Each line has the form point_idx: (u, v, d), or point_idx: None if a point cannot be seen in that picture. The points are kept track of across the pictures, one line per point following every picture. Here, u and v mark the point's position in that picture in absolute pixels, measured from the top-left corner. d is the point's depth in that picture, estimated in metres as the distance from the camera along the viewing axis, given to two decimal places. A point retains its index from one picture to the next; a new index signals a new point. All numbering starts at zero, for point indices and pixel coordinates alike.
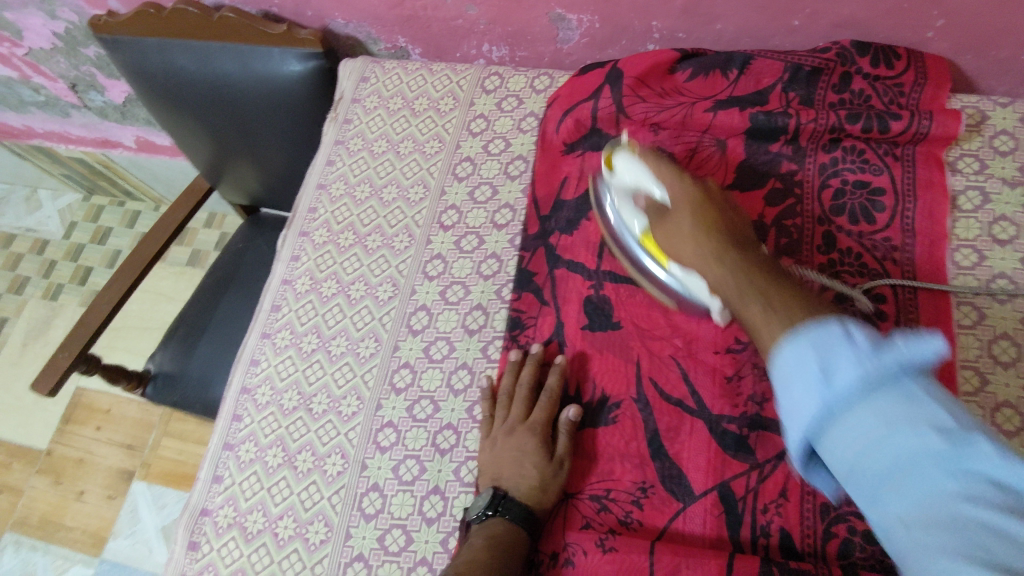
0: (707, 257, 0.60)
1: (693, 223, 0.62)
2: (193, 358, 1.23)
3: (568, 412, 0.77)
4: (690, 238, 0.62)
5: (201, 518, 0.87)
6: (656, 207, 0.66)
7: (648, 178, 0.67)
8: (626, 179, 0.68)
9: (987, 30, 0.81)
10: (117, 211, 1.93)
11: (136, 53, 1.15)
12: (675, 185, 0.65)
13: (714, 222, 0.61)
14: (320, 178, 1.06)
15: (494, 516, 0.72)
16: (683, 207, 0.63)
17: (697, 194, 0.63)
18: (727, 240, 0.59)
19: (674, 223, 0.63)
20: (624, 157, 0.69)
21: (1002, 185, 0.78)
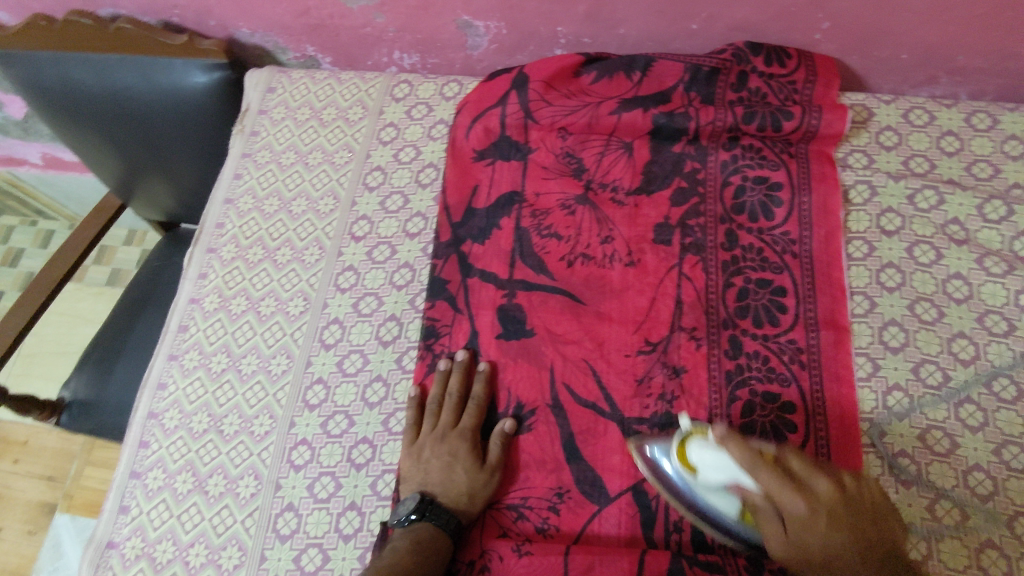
0: (801, 515, 0.55)
1: (824, 530, 0.55)
2: (108, 384, 1.17)
3: (504, 425, 0.76)
4: (810, 539, 0.55)
5: (107, 551, 0.83)
6: (754, 501, 0.59)
7: (738, 471, 0.60)
8: (712, 476, 0.62)
9: (870, 31, 0.84)
10: (28, 231, 1.82)
11: (28, 67, 1.08)
12: (760, 473, 0.57)
13: (841, 513, 0.55)
14: (227, 193, 1.04)
15: (421, 521, 0.71)
16: (811, 532, 0.55)
17: (821, 502, 0.55)
18: (849, 531, 0.54)
19: (793, 530, 0.56)
20: (705, 449, 0.62)
21: (887, 179, 0.83)
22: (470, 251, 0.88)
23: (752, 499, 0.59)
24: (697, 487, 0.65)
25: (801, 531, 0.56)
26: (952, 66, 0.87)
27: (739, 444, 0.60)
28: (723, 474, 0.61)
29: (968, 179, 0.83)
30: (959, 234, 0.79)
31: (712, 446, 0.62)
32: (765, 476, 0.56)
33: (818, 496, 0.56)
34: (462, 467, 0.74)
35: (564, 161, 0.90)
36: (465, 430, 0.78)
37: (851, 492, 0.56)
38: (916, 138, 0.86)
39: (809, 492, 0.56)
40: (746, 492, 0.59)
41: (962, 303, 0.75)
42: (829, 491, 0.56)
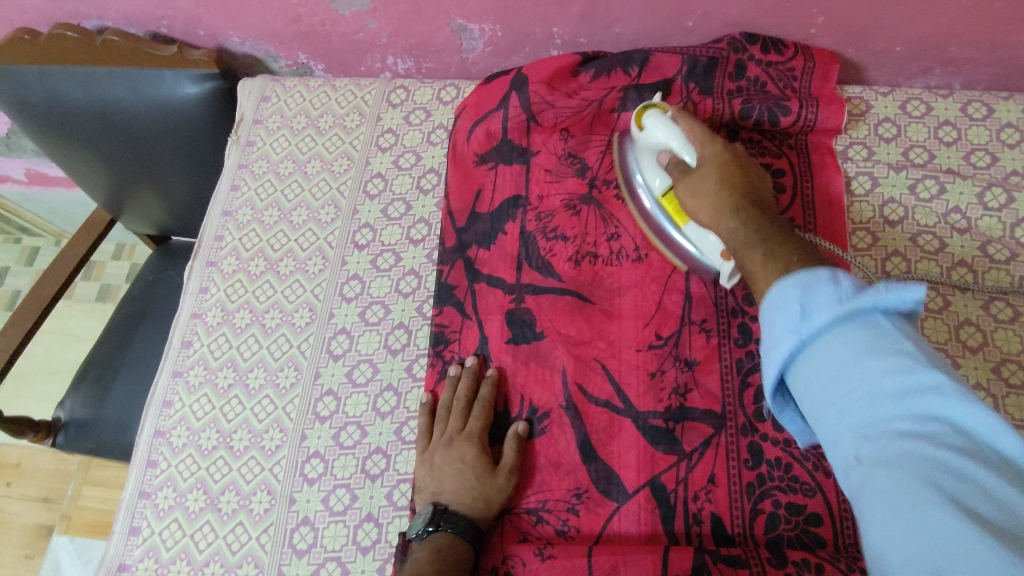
0: (720, 214, 0.65)
1: (717, 185, 0.67)
2: (107, 402, 1.15)
3: (516, 426, 0.76)
4: (708, 179, 0.68)
5: (118, 575, 0.81)
6: (681, 165, 0.72)
7: (678, 137, 0.72)
8: (655, 134, 0.73)
9: (866, 24, 0.85)
10: (12, 248, 1.80)
11: (13, 82, 1.06)
12: (705, 151, 0.70)
13: (732, 173, 0.67)
14: (224, 205, 1.02)
15: (438, 531, 0.70)
16: (704, 170, 0.68)
17: (719, 203, 0.66)
18: (731, 180, 0.67)
19: (698, 184, 0.69)
20: (654, 117, 0.74)
21: (889, 170, 0.83)
22: (475, 257, 0.87)
23: (690, 164, 0.70)
24: (645, 147, 0.77)
25: (714, 153, 0.69)
26: (946, 57, 0.88)
27: (686, 127, 0.72)
28: (665, 134, 0.72)
29: (967, 168, 0.83)
30: (960, 223, 0.80)
31: (667, 116, 0.73)
32: (694, 130, 0.71)
33: (728, 152, 0.69)
34: (476, 471, 0.73)
35: (568, 162, 0.90)
36: (478, 433, 0.77)
37: (745, 167, 0.68)
38: (914, 129, 0.86)
39: (709, 168, 0.69)
40: (689, 156, 0.71)
41: (967, 291, 0.76)
42: (719, 153, 0.69)
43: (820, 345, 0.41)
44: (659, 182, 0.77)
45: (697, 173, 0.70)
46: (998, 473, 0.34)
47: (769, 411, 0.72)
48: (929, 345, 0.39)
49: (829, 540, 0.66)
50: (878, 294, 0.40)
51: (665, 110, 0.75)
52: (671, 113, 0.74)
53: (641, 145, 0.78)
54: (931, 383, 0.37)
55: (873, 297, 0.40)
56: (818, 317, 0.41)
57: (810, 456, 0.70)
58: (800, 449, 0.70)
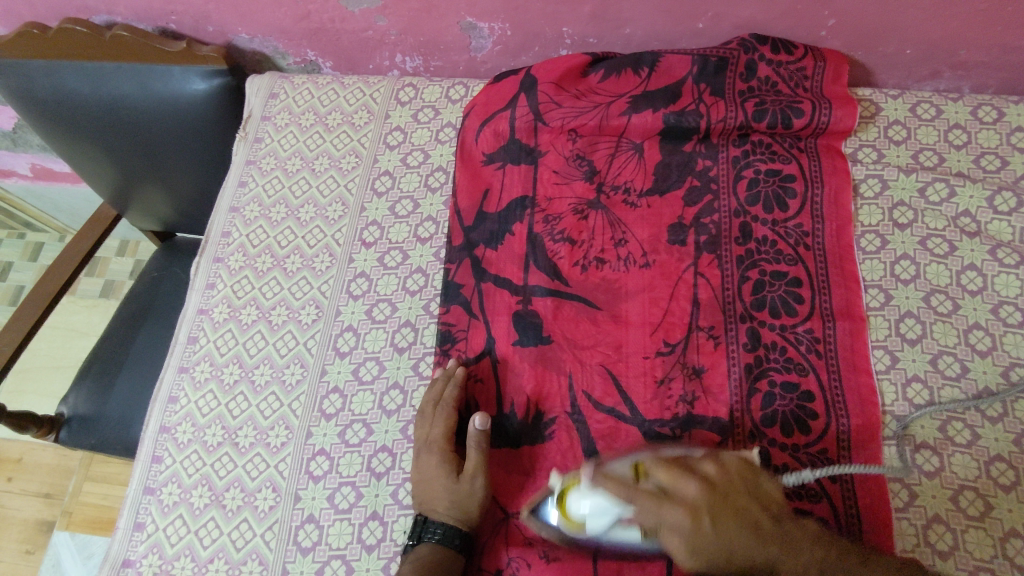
0: (703, 544, 0.58)
1: (703, 530, 0.57)
2: (110, 397, 1.14)
3: (477, 423, 0.74)
4: (704, 534, 0.57)
5: (122, 570, 0.81)
6: (645, 525, 0.60)
7: (620, 506, 0.60)
8: (597, 523, 0.62)
9: (877, 26, 0.85)
10: (16, 243, 1.80)
11: (20, 76, 1.06)
12: (675, 485, 0.59)
13: (725, 519, 0.58)
14: (232, 201, 1.02)
15: (421, 541, 0.71)
16: (682, 512, 0.57)
17: (693, 509, 0.58)
18: (730, 516, 0.58)
19: (682, 538, 0.58)
20: (585, 497, 0.62)
21: (899, 172, 0.83)
22: (483, 256, 0.87)
23: (636, 528, 0.61)
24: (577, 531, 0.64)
25: (697, 539, 0.58)
26: (956, 60, 0.87)
27: (620, 498, 0.60)
28: (606, 518, 0.62)
29: (976, 171, 0.83)
30: (970, 226, 0.80)
31: (590, 493, 0.62)
32: (642, 502, 0.58)
33: (692, 482, 0.59)
34: (445, 476, 0.73)
35: (575, 164, 0.89)
36: (448, 437, 0.76)
37: (722, 487, 0.60)
38: (924, 132, 0.86)
39: (679, 500, 0.58)
40: (629, 524, 0.61)
41: (977, 295, 0.76)
42: (699, 495, 0.58)
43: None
44: (607, 518, 0.62)
45: (667, 538, 0.58)
46: None
47: (777, 417, 0.72)
48: None
49: None
50: None
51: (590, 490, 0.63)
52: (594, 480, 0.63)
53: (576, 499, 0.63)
54: None
55: None
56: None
57: (817, 462, 0.69)
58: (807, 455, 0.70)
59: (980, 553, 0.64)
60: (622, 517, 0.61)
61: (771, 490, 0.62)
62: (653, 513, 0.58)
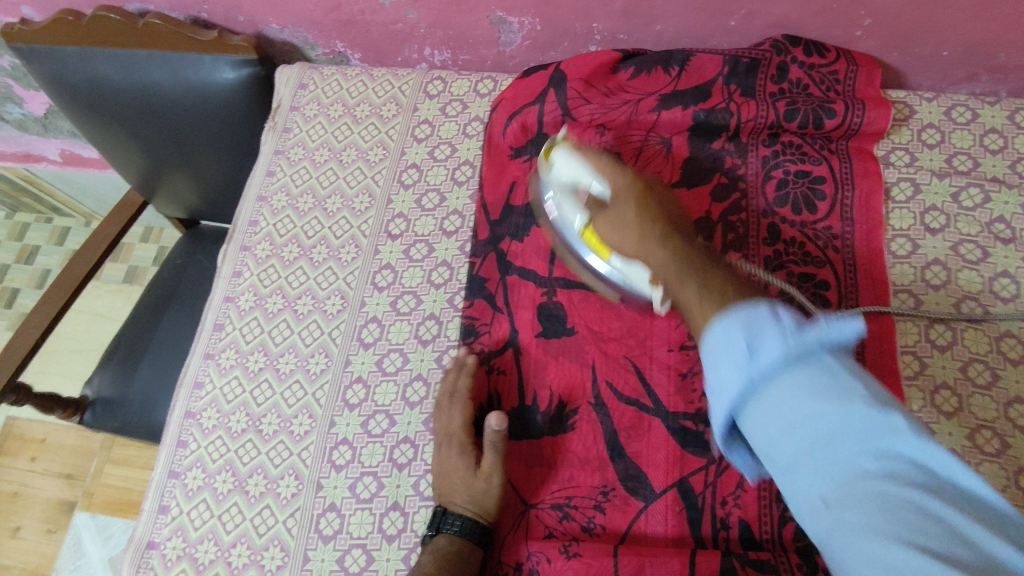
0: (639, 239, 0.68)
1: (636, 237, 0.68)
2: (133, 382, 1.16)
3: (492, 423, 0.72)
4: (625, 216, 0.70)
5: (147, 552, 0.82)
6: (596, 204, 0.73)
7: (587, 173, 0.74)
8: (564, 168, 0.76)
9: (914, 28, 0.83)
10: (44, 228, 1.83)
11: (55, 62, 1.07)
12: (615, 178, 0.72)
13: (668, 233, 0.66)
14: (259, 190, 1.03)
15: (440, 534, 0.70)
16: (624, 206, 0.70)
17: (630, 203, 0.70)
18: (657, 230, 0.66)
19: (618, 216, 0.70)
20: (561, 154, 0.77)
21: (932, 176, 0.82)
22: (508, 250, 0.87)
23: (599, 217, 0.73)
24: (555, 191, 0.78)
25: (639, 240, 0.68)
26: (994, 63, 0.86)
27: (592, 162, 0.75)
28: (570, 169, 0.75)
29: (1012, 177, 0.82)
30: (1004, 232, 0.78)
31: (569, 154, 0.76)
32: (609, 178, 0.73)
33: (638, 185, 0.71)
34: (463, 468, 0.73)
35: None
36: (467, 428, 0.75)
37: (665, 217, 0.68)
38: (959, 136, 0.85)
39: (632, 183, 0.72)
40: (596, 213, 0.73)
41: (1009, 302, 0.75)
42: (663, 261, 0.64)
43: (770, 382, 0.41)
44: (581, 219, 0.75)
45: (605, 205, 0.72)
46: (959, 507, 0.36)
47: None
48: (874, 381, 0.40)
49: None
50: (821, 330, 0.41)
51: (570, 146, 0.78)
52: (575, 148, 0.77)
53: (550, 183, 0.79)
54: (890, 424, 0.38)
55: (817, 334, 0.41)
56: (766, 355, 0.41)
57: None
58: None
59: None
60: (586, 219, 0.74)
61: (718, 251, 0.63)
62: (601, 208, 0.73)
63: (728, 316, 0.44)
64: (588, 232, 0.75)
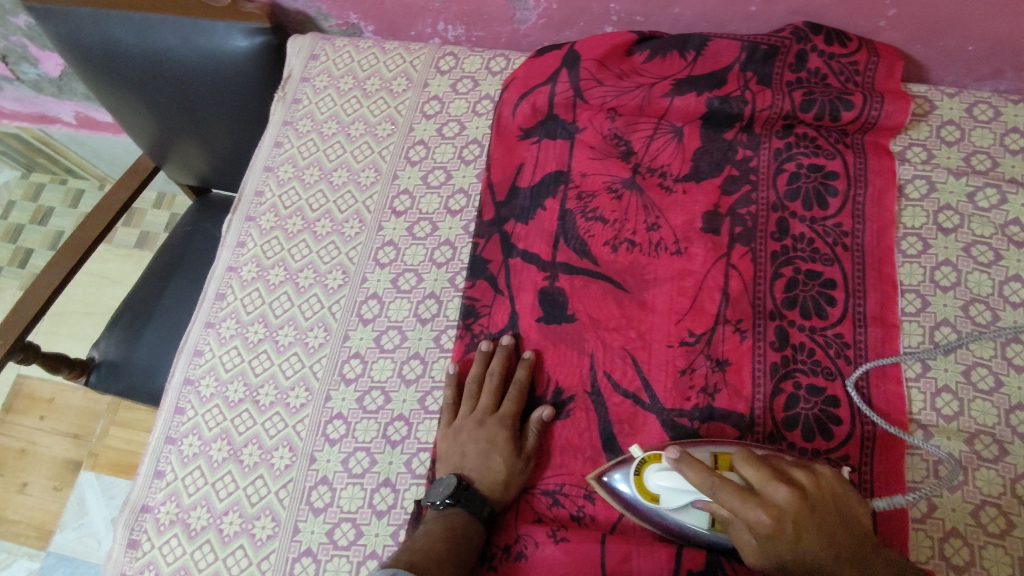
0: (811, 570, 0.52)
1: (816, 555, 0.52)
2: (139, 346, 1.17)
3: (542, 413, 0.75)
4: (791, 547, 0.52)
5: (141, 515, 0.83)
6: (721, 515, 0.55)
7: (700, 488, 0.55)
8: (671, 485, 0.58)
9: (939, 20, 0.80)
10: (58, 188, 1.85)
11: (69, 24, 1.06)
12: (760, 510, 0.51)
13: (816, 524, 0.52)
14: (266, 160, 1.02)
15: (456, 507, 0.69)
16: (786, 536, 0.52)
17: (787, 538, 0.51)
18: (827, 541, 0.52)
19: (783, 549, 0.52)
20: (662, 457, 0.57)
21: (948, 175, 0.80)
22: (512, 231, 0.86)
23: (719, 513, 0.55)
24: (661, 488, 0.62)
25: (772, 543, 0.52)
26: (1020, 61, 0.83)
27: (699, 477, 0.54)
28: (682, 492, 0.55)
29: None
30: (1018, 235, 0.76)
31: (669, 457, 0.58)
32: (725, 496, 0.52)
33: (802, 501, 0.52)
34: (504, 451, 0.73)
35: (613, 143, 0.87)
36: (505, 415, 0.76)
37: (815, 496, 0.53)
38: (979, 135, 0.82)
39: (764, 501, 0.52)
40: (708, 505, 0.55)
41: (1018, 307, 0.73)
42: (788, 501, 0.51)
43: None
44: (700, 502, 0.58)
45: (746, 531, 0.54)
46: None
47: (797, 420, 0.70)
48: None
49: None
50: None
51: (681, 452, 0.56)
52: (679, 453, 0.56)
53: (659, 476, 0.62)
54: None
55: None
56: None
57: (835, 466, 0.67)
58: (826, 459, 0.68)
59: (996, 570, 0.62)
60: (709, 509, 0.57)
61: (826, 474, 0.55)
62: (733, 507, 0.52)
63: None
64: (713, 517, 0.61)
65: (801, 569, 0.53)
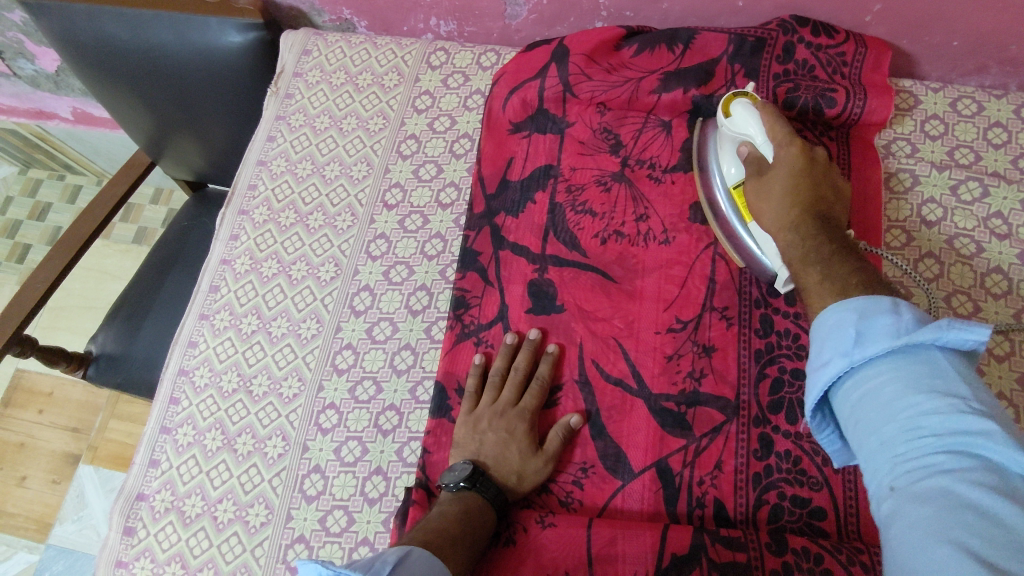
0: (779, 221, 0.67)
1: (785, 200, 0.67)
2: (137, 339, 1.18)
3: (572, 419, 0.73)
4: (777, 188, 0.68)
5: (136, 503, 0.84)
6: (757, 160, 0.71)
7: (759, 130, 0.71)
8: (741, 125, 0.72)
9: (924, 15, 0.82)
10: (56, 184, 1.86)
11: (64, 19, 1.06)
12: (782, 154, 0.68)
13: (805, 178, 0.67)
14: (259, 154, 1.04)
15: (471, 491, 0.68)
16: (774, 175, 0.68)
17: (782, 169, 0.68)
18: (802, 196, 0.66)
19: (766, 185, 0.69)
20: (743, 106, 0.71)
21: (931, 168, 0.81)
22: (502, 224, 0.87)
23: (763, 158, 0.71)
24: (728, 144, 0.75)
25: (776, 195, 0.68)
26: (1004, 56, 0.84)
27: (772, 119, 0.70)
28: (748, 130, 0.71)
29: (1014, 172, 0.80)
30: (1001, 228, 0.77)
31: (750, 108, 0.71)
32: (774, 132, 0.69)
33: (811, 157, 0.68)
34: (524, 447, 0.72)
35: (602, 137, 0.88)
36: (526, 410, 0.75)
37: (818, 164, 0.67)
38: (962, 129, 0.83)
39: (801, 147, 0.68)
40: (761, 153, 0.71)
41: (1000, 298, 0.74)
42: (800, 159, 0.67)
43: (863, 376, 0.44)
44: (735, 174, 0.75)
45: (770, 176, 0.69)
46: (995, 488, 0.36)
47: (783, 404, 0.70)
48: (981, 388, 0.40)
49: (833, 532, 0.65)
50: (938, 334, 0.41)
51: (754, 100, 0.72)
52: (759, 105, 0.71)
53: (725, 134, 0.74)
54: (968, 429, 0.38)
55: (934, 335, 0.41)
56: (871, 348, 0.43)
57: (820, 451, 0.68)
58: (810, 443, 0.68)
59: None
60: (741, 176, 0.74)
61: (841, 216, 0.67)
62: (778, 142, 0.69)
63: (843, 303, 0.46)
64: (735, 192, 0.75)
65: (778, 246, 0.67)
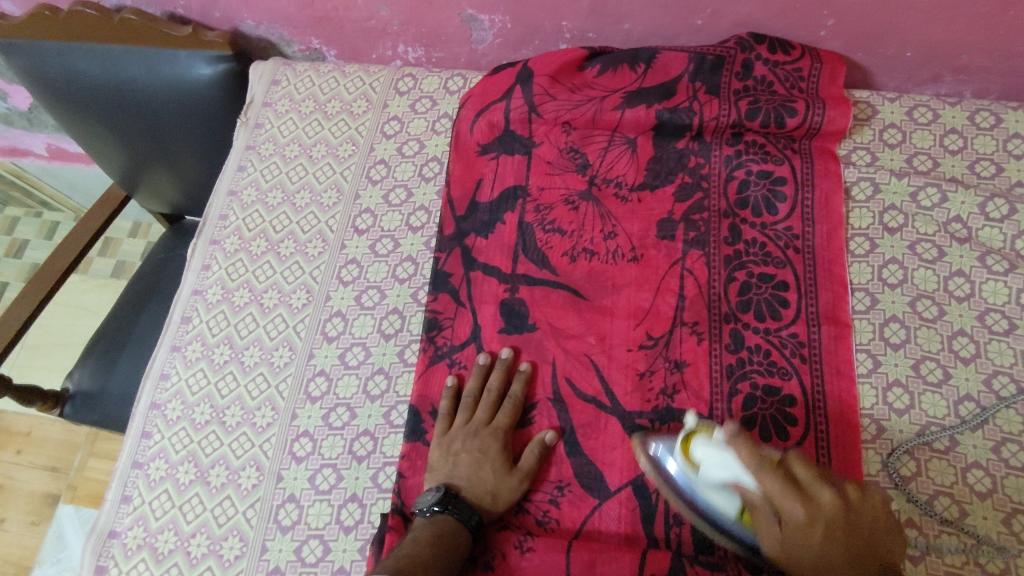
0: None
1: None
2: (113, 374, 1.16)
3: (546, 435, 0.73)
4: (805, 561, 0.52)
5: (108, 541, 0.82)
6: (752, 502, 0.56)
7: (740, 474, 0.55)
8: (714, 473, 0.57)
9: (876, 28, 0.84)
10: (33, 222, 1.83)
11: (33, 57, 1.07)
12: (795, 510, 0.52)
13: (842, 533, 0.52)
14: (230, 185, 1.04)
15: (445, 514, 0.68)
16: (802, 548, 0.52)
17: (818, 525, 0.52)
18: (848, 552, 0.51)
19: (794, 545, 0.53)
20: (708, 447, 0.58)
21: (891, 176, 0.82)
22: (473, 245, 0.87)
23: (753, 499, 0.55)
24: (698, 477, 0.61)
25: (794, 549, 0.53)
26: (956, 65, 0.86)
27: (752, 457, 0.55)
28: (726, 475, 0.56)
29: (971, 177, 0.82)
30: (960, 232, 0.78)
31: (717, 442, 0.57)
32: (771, 479, 0.53)
33: (826, 510, 0.52)
34: (498, 466, 0.71)
35: (570, 157, 0.89)
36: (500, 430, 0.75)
37: (854, 508, 0.53)
38: (920, 137, 0.85)
39: (809, 497, 0.53)
40: (747, 492, 0.55)
41: (963, 301, 0.74)
42: (819, 511, 0.52)
43: None
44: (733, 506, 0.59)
45: (789, 540, 0.53)
46: None
47: (756, 419, 0.70)
48: None
49: None
50: None
51: (718, 431, 0.58)
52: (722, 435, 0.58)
53: (704, 482, 0.60)
54: None
55: None
56: None
57: None
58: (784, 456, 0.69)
59: (951, 558, 0.63)
60: (740, 507, 0.59)
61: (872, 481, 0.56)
62: (778, 495, 0.53)
63: None
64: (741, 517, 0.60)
65: (816, 567, 0.52)
